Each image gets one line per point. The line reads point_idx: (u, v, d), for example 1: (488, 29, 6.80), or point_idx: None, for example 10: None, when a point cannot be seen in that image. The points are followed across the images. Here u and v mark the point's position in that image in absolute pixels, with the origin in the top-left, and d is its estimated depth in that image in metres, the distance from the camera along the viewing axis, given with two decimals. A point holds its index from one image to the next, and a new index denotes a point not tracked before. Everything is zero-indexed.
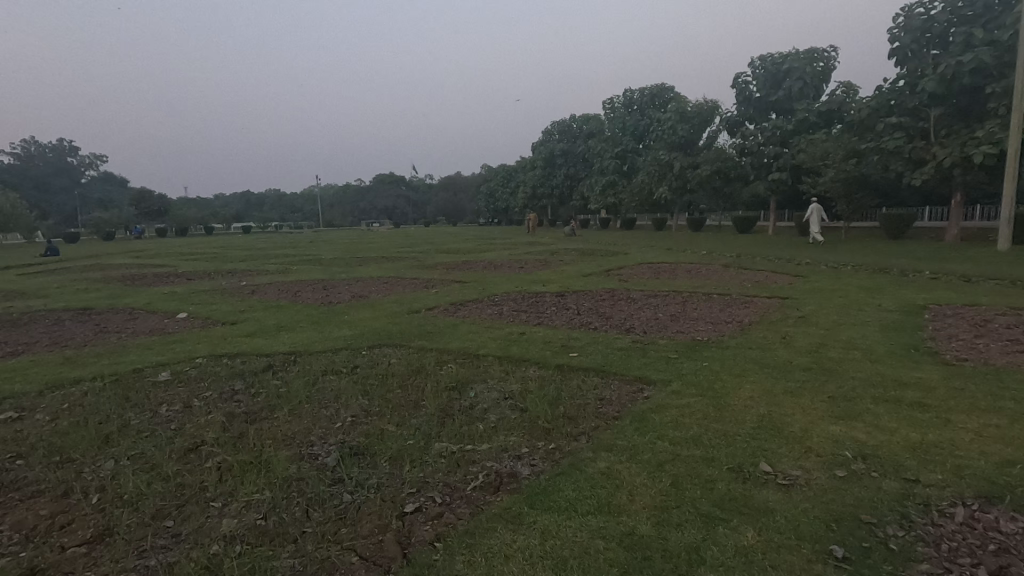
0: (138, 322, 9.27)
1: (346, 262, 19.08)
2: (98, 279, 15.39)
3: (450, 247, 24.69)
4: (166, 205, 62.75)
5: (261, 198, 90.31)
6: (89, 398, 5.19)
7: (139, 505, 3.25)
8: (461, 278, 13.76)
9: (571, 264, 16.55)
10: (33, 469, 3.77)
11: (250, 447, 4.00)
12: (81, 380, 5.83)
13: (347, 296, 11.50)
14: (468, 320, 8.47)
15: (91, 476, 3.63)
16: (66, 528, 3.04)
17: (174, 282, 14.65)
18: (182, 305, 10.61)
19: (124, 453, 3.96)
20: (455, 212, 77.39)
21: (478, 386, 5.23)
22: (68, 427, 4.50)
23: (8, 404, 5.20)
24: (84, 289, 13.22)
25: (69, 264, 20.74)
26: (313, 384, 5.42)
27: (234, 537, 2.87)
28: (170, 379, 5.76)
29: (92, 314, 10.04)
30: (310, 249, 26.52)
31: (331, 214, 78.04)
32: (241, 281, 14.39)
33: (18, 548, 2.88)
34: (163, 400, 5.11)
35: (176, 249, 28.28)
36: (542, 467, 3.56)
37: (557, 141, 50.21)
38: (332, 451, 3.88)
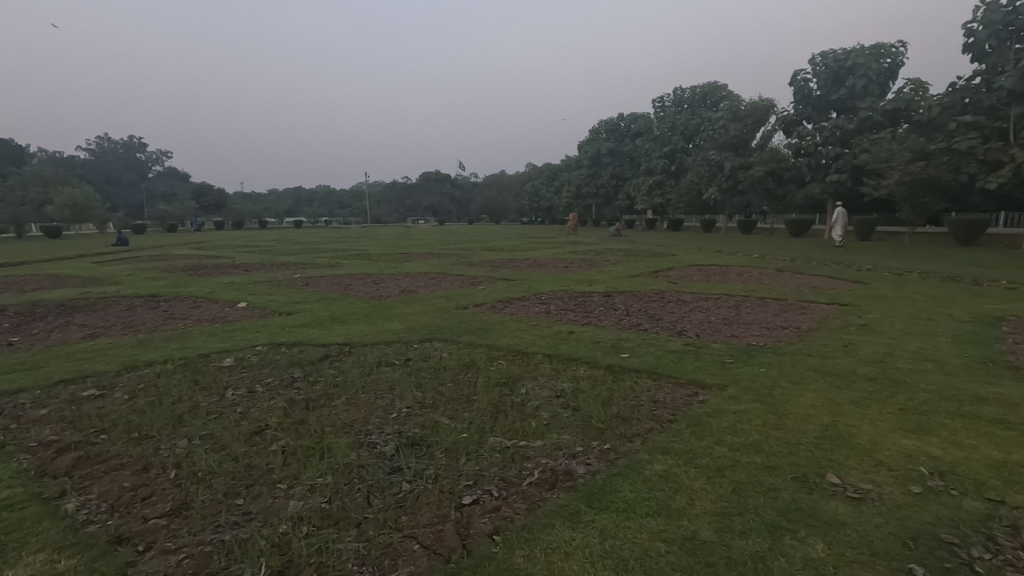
0: (201, 309, 9.74)
1: (394, 257, 19.53)
2: (164, 268, 16.29)
3: (494, 245, 24.76)
4: (224, 199, 65.74)
5: (312, 193, 93.28)
6: (161, 380, 5.52)
7: (211, 482, 3.42)
8: (506, 275, 13.85)
9: (617, 264, 16.39)
10: (115, 444, 4.03)
11: (311, 433, 4.14)
12: (154, 362, 6.19)
13: (396, 291, 11.76)
14: (515, 317, 8.50)
15: (168, 452, 3.85)
16: (146, 501, 3.24)
17: (234, 273, 15.34)
18: (241, 295, 11.07)
19: (196, 432, 4.18)
20: (498, 211, 77.72)
21: (528, 383, 5.25)
22: (144, 405, 4.79)
23: (90, 382, 5.58)
24: (152, 278, 13.97)
25: (137, 254, 22.05)
26: (368, 374, 5.58)
27: (302, 519, 2.98)
28: (234, 365, 6.03)
29: (160, 301, 10.64)
30: (357, 244, 27.06)
31: (377, 211, 79.67)
32: (294, 274, 14.89)
33: (106, 516, 3.09)
34: (229, 384, 5.36)
35: (233, 242, 29.60)
36: (597, 466, 3.54)
37: (603, 140, 49.86)
38: (389, 440, 3.97)
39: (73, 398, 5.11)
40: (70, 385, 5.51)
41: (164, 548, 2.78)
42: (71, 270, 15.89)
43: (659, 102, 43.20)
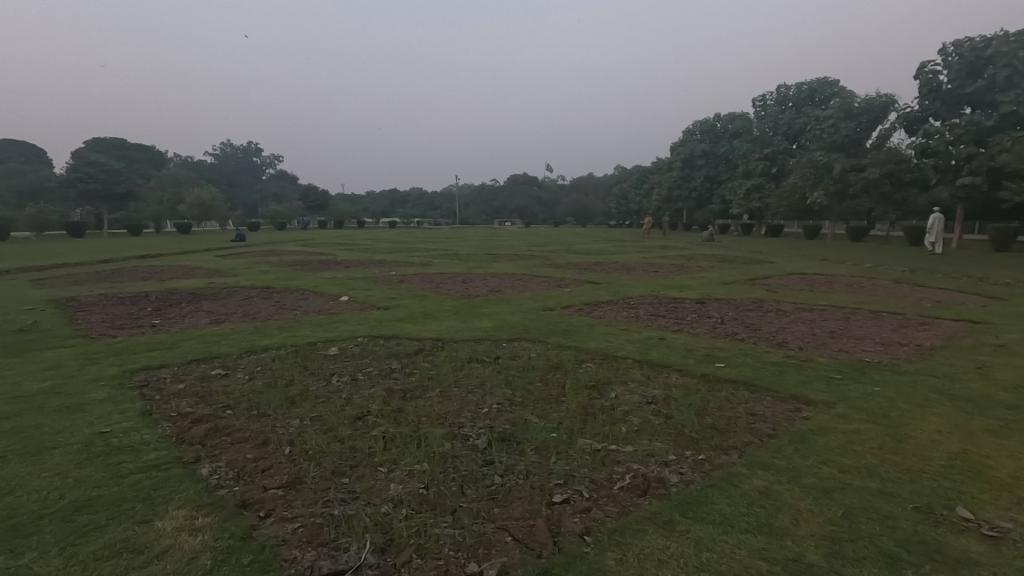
0: (308, 302, 10.53)
1: (481, 258, 19.98)
2: (275, 263, 17.78)
3: (580, 248, 24.61)
4: (327, 200, 70.29)
5: (405, 195, 97.53)
6: (276, 364, 6.06)
7: (321, 461, 3.71)
8: (593, 279, 13.73)
9: (710, 270, 15.72)
10: (239, 419, 4.46)
11: (408, 421, 4.36)
12: (269, 347, 6.79)
13: (484, 290, 12.05)
14: (603, 321, 8.42)
15: (282, 430, 4.22)
16: (266, 472, 3.57)
17: (335, 269, 16.42)
18: (342, 289, 11.84)
19: (306, 414, 4.55)
20: (584, 214, 77.15)
21: (618, 388, 5.19)
22: (262, 386, 5.29)
23: (217, 362, 6.24)
24: (265, 271, 15.27)
25: (252, 249, 24.18)
26: (460, 370, 5.77)
27: (401, 501, 3.16)
28: (338, 354, 6.47)
29: (273, 292, 11.62)
30: (446, 244, 27.84)
31: (466, 212, 81.89)
32: (389, 271, 15.68)
33: (233, 483, 3.44)
34: (335, 371, 5.77)
35: (333, 241, 31.70)
36: (691, 477, 3.44)
37: (698, 141, 48.34)
38: (481, 434, 4.09)
39: (203, 376, 5.74)
40: (201, 363, 6.19)
41: (283, 517, 3.05)
42: (199, 263, 17.72)
43: (761, 100, 40.99)
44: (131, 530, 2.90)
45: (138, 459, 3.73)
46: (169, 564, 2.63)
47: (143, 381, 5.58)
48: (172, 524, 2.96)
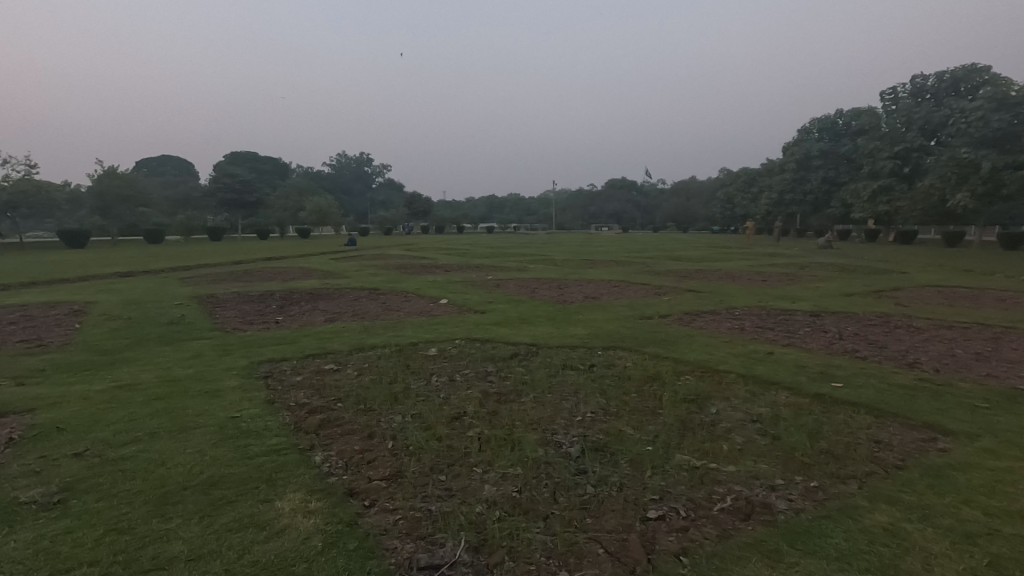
0: (411, 304, 11.08)
1: (577, 264, 19.88)
2: (382, 266, 18.92)
3: (681, 255, 23.72)
4: (429, 207, 73.49)
5: (503, 201, 99.46)
6: (381, 361, 6.44)
7: (420, 456, 3.89)
8: (694, 287, 13.17)
9: (827, 280, 14.46)
10: (348, 412, 4.80)
11: (503, 424, 4.45)
12: (375, 346, 7.24)
13: (579, 296, 11.99)
14: (704, 332, 8.04)
15: (386, 425, 4.47)
16: (371, 464, 3.81)
17: (436, 272, 17.15)
18: (442, 293, 12.34)
19: (407, 411, 4.79)
20: (685, 220, 74.19)
21: (719, 403, 4.93)
22: (369, 382, 5.65)
23: (330, 358, 6.77)
24: (373, 274, 16.31)
25: (361, 253, 25.88)
26: (554, 376, 5.78)
27: (494, 503, 3.22)
28: (437, 355, 6.75)
29: (379, 294, 12.37)
30: (542, 250, 28.02)
31: (562, 217, 81.89)
32: (487, 275, 16.11)
33: (342, 471, 3.71)
34: (435, 371, 6.02)
35: (434, 245, 33.05)
36: (802, 505, 3.18)
37: (815, 140, 44.80)
38: (575, 442, 4.07)
39: (319, 369, 6.24)
40: (316, 358, 6.73)
41: (385, 508, 3.23)
42: (316, 265, 19.28)
43: (891, 94, 37.19)
44: (256, 507, 3.23)
45: (262, 443, 4.13)
46: (287, 541, 2.89)
47: (268, 372, 6.19)
48: (290, 505, 3.25)
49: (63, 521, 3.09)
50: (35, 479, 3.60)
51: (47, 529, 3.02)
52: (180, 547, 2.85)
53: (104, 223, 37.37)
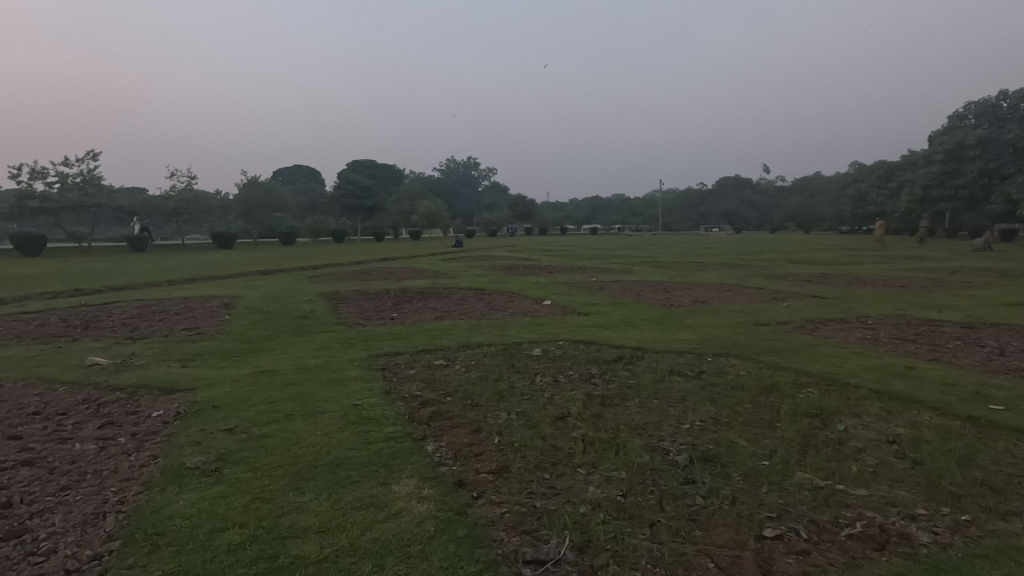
0: (515, 304, 11.31)
1: (684, 266, 19.13)
2: (488, 267, 19.48)
3: (803, 257, 21.95)
4: (533, 209, 74.47)
5: (607, 202, 98.11)
6: (487, 359, 6.65)
7: (525, 454, 3.98)
8: (817, 292, 12.12)
9: (983, 287, 12.64)
10: (457, 406, 5.02)
11: (607, 427, 4.42)
12: (481, 344, 7.48)
13: (687, 300, 11.53)
14: (830, 341, 7.39)
15: (493, 421, 4.62)
16: (478, 457, 3.95)
17: (539, 273, 17.36)
18: (546, 294, 12.46)
19: (512, 408, 4.91)
20: (808, 219, 68.41)
21: (848, 420, 4.50)
22: (476, 378, 5.87)
23: (440, 354, 7.11)
24: (479, 274, 16.87)
25: (468, 254, 26.88)
26: (661, 381, 5.62)
27: (599, 505, 3.22)
28: (541, 355, 6.84)
29: (484, 294, 12.76)
30: (647, 251, 27.31)
31: (669, 218, 79.11)
32: (591, 277, 15.99)
33: (453, 462, 3.89)
34: (539, 371, 6.11)
35: (537, 246, 33.47)
36: (950, 540, 2.82)
37: (970, 128, 39.36)
38: (683, 450, 3.94)
39: (430, 364, 6.59)
40: (428, 354, 7.11)
41: (492, 500, 3.35)
42: (426, 265, 20.32)
43: None
44: (376, 488, 3.49)
45: (381, 430, 4.45)
46: (403, 522, 3.10)
47: (385, 364, 6.64)
48: (405, 489, 3.48)
49: (219, 486, 3.56)
50: (198, 447, 4.19)
51: (207, 491, 3.50)
52: (312, 519, 3.16)
53: (248, 227, 42.29)
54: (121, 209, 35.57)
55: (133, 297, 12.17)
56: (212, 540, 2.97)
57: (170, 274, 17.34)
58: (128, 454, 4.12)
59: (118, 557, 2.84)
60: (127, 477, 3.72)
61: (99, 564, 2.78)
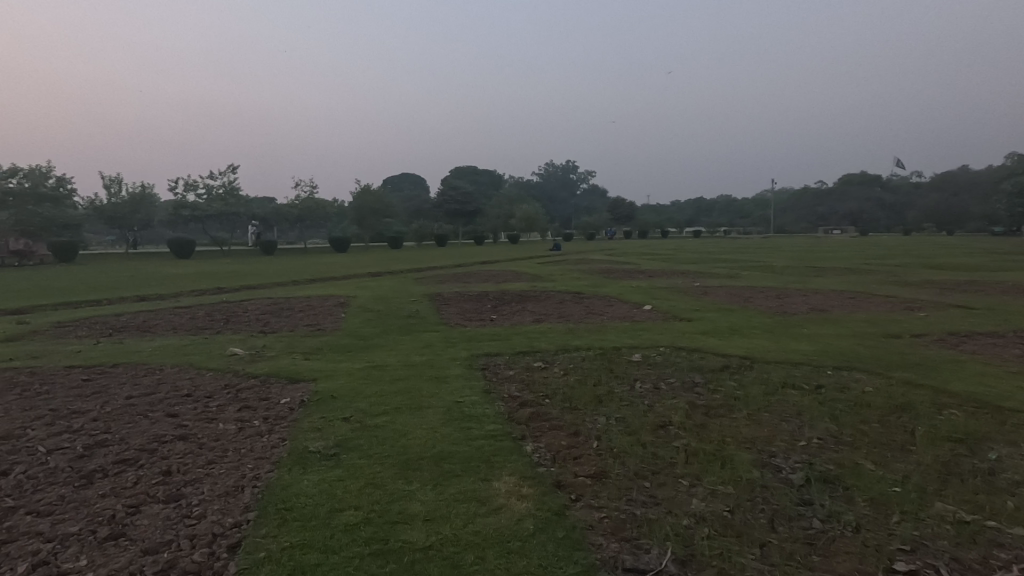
0: (614, 308, 11.12)
1: (800, 271, 17.70)
2: (587, 271, 19.34)
3: (947, 262, 19.41)
4: (633, 212, 72.80)
5: (712, 203, 93.45)
6: (586, 363, 6.62)
7: (624, 460, 3.91)
8: (963, 302, 10.69)
9: None
10: (555, 408, 5.05)
11: (713, 439, 4.22)
12: (579, 348, 7.45)
13: (803, 308, 10.68)
14: (977, 358, 6.51)
15: (591, 425, 4.60)
16: (577, 460, 3.95)
17: (640, 277, 16.92)
18: (647, 298, 12.14)
19: (611, 413, 4.85)
20: (951, 219, 60.52)
21: (1001, 448, 3.95)
22: (574, 382, 5.86)
23: (538, 356, 7.18)
24: (578, 278, 16.80)
25: (567, 257, 26.87)
26: (772, 394, 5.26)
27: (703, 519, 3.10)
28: (641, 361, 6.67)
29: (583, 297, 12.70)
30: (758, 255, 25.65)
31: (782, 219, 73.71)
32: (695, 282, 15.31)
33: (551, 463, 3.93)
34: (639, 377, 5.97)
35: (637, 249, 32.61)
36: None
37: None
38: (798, 468, 3.67)
39: (528, 366, 6.69)
40: (526, 355, 7.22)
41: (591, 504, 3.34)
42: (525, 269, 20.58)
43: None
44: (477, 483, 3.61)
45: (481, 428, 4.59)
46: (504, 518, 3.18)
47: (485, 364, 6.83)
48: (505, 487, 3.56)
49: (337, 470, 3.87)
50: (319, 433, 4.58)
51: (327, 474, 3.82)
52: (419, 507, 3.33)
53: (361, 232, 45.50)
54: (255, 216, 39.80)
55: (265, 295, 13.58)
56: (331, 519, 3.24)
57: (294, 275, 19.09)
58: (262, 435, 4.62)
59: (254, 526, 3.18)
60: (261, 456, 4.17)
61: (239, 531, 3.14)
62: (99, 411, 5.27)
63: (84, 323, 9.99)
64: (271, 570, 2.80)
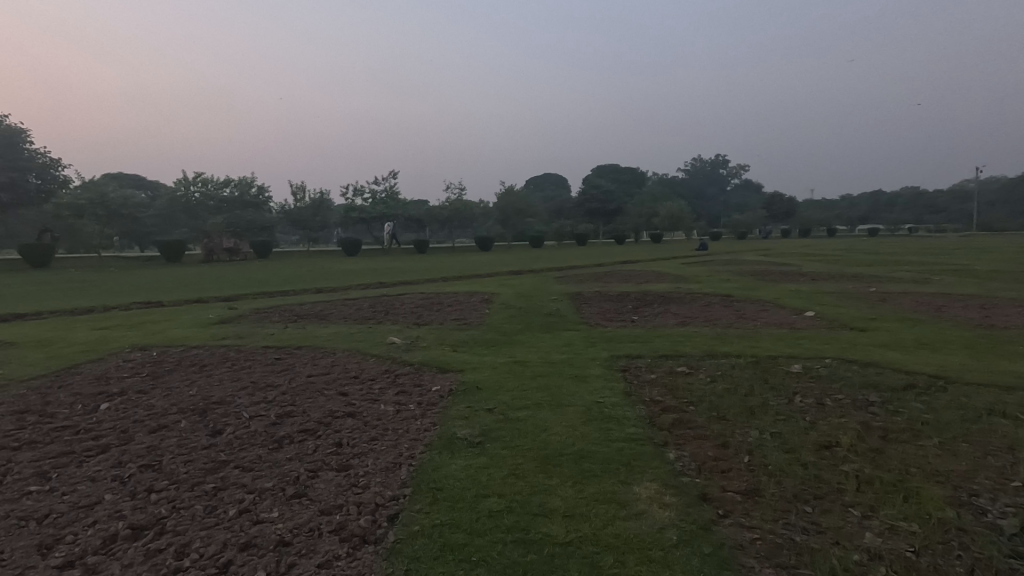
0: (770, 314, 10.20)
1: (1016, 277, 14.65)
2: (738, 272, 18.02)
3: None
4: (793, 208, 66.11)
5: (894, 196, 81.28)
6: (736, 371, 6.17)
7: (780, 479, 3.59)
8: None
9: None
10: (701, 417, 4.78)
11: (892, 466, 3.70)
12: (729, 354, 6.96)
13: (1018, 321, 8.83)
14: None
15: (742, 438, 4.28)
16: (725, 474, 3.71)
17: (800, 281, 15.34)
18: (809, 304, 10.94)
19: (765, 427, 4.46)
20: None
21: None
22: (723, 390, 5.49)
23: (682, 360, 6.85)
24: (727, 280, 15.70)
25: (717, 258, 25.28)
26: (973, 423, 4.43)
27: (879, 556, 2.74)
28: (802, 372, 6.04)
29: (733, 301, 11.86)
30: (955, 257, 21.71)
31: (988, 215, 61.74)
32: (870, 287, 13.45)
33: (696, 473, 3.73)
34: (799, 390, 5.41)
35: (799, 250, 29.49)
36: None
37: None
38: (1008, 514, 3.07)
39: (671, 370, 6.41)
40: (669, 359, 6.92)
41: (741, 522, 3.12)
42: (669, 269, 19.77)
43: None
44: (617, 486, 3.56)
45: (622, 430, 4.51)
46: (645, 525, 3.09)
47: (625, 366, 6.70)
48: (647, 492, 3.46)
49: (482, 457, 4.08)
50: (466, 421, 4.86)
51: (472, 460, 4.04)
52: (559, 502, 3.38)
53: (505, 231, 47.31)
54: (411, 217, 43.35)
55: (418, 290, 14.72)
56: (477, 503, 3.42)
57: (444, 272, 20.46)
58: (416, 418, 5.03)
59: (409, 501, 3.48)
60: (416, 437, 4.55)
61: (397, 503, 3.46)
62: (287, 386, 6.16)
63: (276, 310, 11.69)
64: (424, 544, 3.03)
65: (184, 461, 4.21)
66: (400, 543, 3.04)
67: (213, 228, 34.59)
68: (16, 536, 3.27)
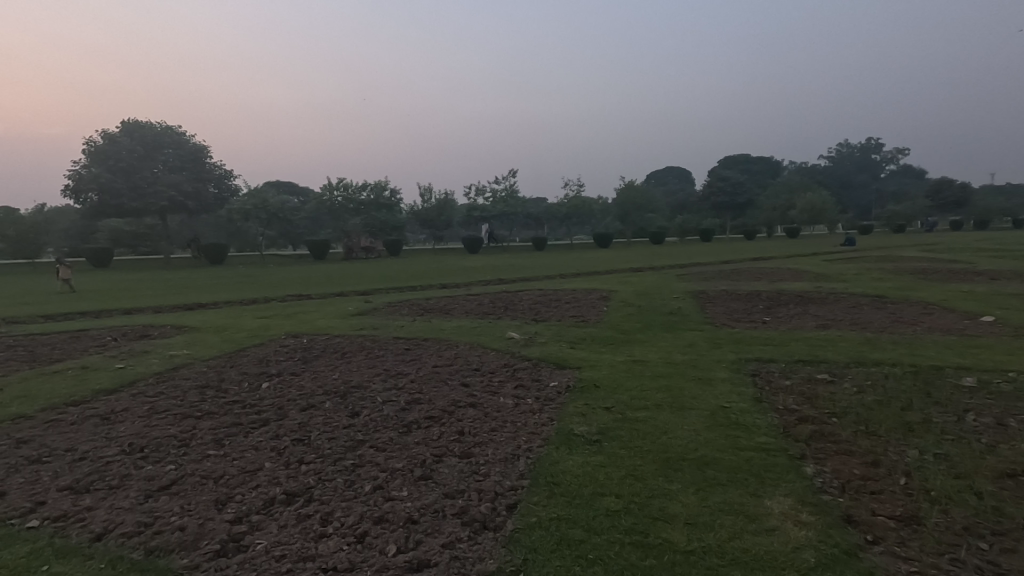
0: (934, 318, 8.88)
1: None
2: (895, 270, 15.91)
3: None
4: (966, 195, 56.87)
5: None
6: (890, 381, 5.46)
7: (946, 509, 3.13)
8: None
9: None
10: (846, 430, 4.30)
11: None
12: (881, 362, 6.17)
13: None
14: None
15: (897, 457, 3.78)
16: (875, 496, 3.30)
17: (974, 280, 13.21)
18: (988, 308, 9.33)
19: (928, 447, 3.90)
20: None
21: None
22: (873, 402, 4.88)
23: (822, 367, 6.22)
24: (878, 278, 13.99)
25: (867, 254, 22.53)
26: None
27: None
28: (977, 386, 5.20)
29: (886, 302, 10.53)
30: None
31: None
32: None
33: (840, 492, 3.37)
34: (973, 407, 4.66)
35: (976, 243, 25.23)
36: None
37: None
38: None
39: (810, 377, 5.84)
40: (807, 365, 6.31)
41: (895, 551, 2.76)
42: (807, 266, 18.07)
43: None
44: (746, 497, 3.33)
45: (751, 438, 4.20)
46: (778, 542, 2.86)
47: (755, 370, 6.23)
48: (780, 508, 3.19)
49: (599, 456, 4.04)
50: (582, 418, 4.85)
51: (588, 458, 4.01)
52: (680, 509, 3.24)
53: (624, 227, 46.40)
54: (529, 215, 44.15)
55: (536, 287, 14.92)
56: (593, 501, 3.39)
57: (561, 269, 20.60)
58: (534, 412, 5.12)
59: (527, 493, 3.55)
60: (533, 430, 4.63)
61: (514, 494, 3.54)
62: (415, 374, 6.59)
63: (405, 304, 12.52)
64: (541, 536, 3.08)
65: (328, 437, 4.69)
66: (518, 533, 3.11)
67: (352, 228, 38.19)
68: (200, 491, 3.86)
